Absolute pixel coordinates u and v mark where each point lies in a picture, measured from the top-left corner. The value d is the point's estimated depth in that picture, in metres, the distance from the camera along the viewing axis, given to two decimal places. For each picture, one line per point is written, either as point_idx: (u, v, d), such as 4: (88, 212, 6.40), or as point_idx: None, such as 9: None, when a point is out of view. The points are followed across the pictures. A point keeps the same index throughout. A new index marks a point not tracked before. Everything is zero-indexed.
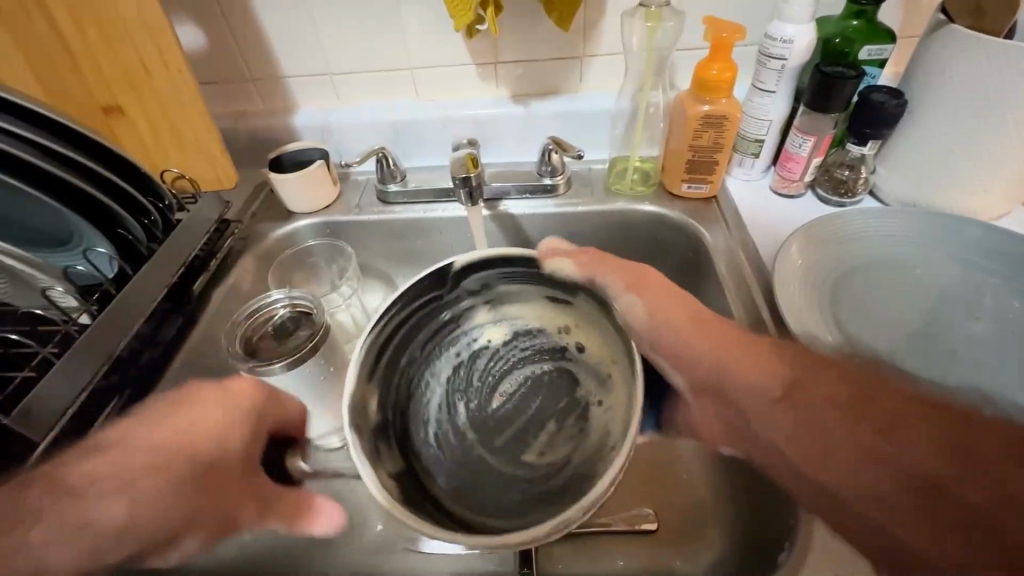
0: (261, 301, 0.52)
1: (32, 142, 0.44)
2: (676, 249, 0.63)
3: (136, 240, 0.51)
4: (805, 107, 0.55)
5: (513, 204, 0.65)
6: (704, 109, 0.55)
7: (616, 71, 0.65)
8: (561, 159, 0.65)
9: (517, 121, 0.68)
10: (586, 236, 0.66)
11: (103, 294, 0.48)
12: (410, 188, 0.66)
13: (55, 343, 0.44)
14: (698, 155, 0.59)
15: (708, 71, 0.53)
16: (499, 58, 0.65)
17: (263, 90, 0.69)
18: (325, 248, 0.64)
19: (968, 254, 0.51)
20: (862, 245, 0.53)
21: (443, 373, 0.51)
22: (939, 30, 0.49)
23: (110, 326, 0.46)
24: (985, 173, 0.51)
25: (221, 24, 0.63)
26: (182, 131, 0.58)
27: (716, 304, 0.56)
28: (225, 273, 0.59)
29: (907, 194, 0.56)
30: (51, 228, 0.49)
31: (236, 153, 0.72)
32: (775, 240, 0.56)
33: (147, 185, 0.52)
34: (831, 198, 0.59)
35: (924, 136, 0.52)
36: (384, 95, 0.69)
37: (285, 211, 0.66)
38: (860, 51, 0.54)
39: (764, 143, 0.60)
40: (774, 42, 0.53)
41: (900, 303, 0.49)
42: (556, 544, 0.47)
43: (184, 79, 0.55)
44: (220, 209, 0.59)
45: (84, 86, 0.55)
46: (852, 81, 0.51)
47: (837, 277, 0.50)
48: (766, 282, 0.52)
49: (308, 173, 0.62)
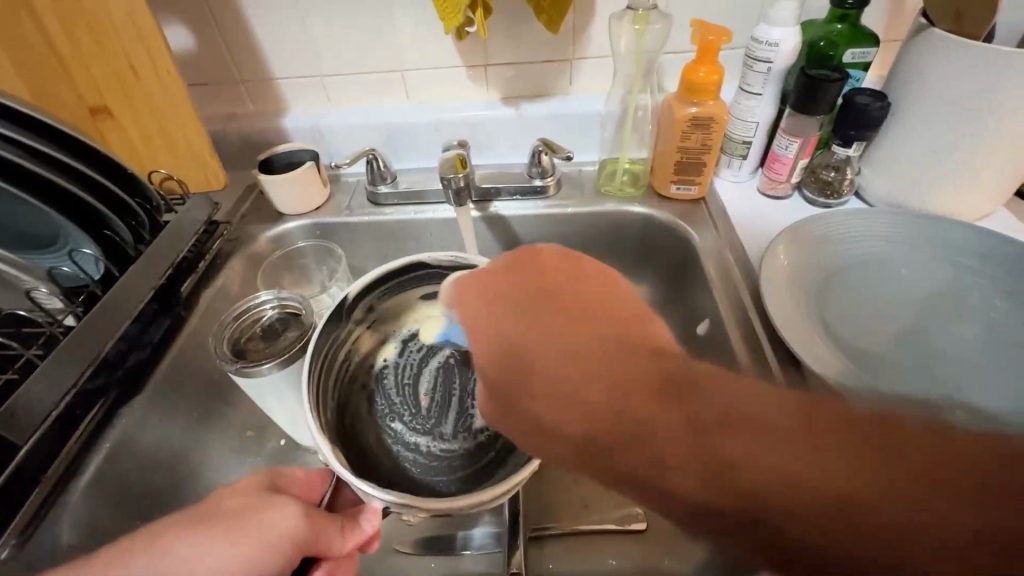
0: (250, 303, 0.52)
1: (19, 143, 0.44)
2: (665, 250, 0.64)
3: (123, 242, 0.50)
4: (791, 109, 0.56)
5: (504, 205, 0.65)
6: (692, 110, 0.55)
7: (605, 74, 0.66)
8: (551, 161, 0.65)
9: (507, 123, 0.68)
10: (576, 237, 0.67)
11: (89, 296, 0.48)
12: (401, 189, 0.66)
13: (39, 346, 0.43)
14: (687, 157, 0.59)
15: (695, 74, 0.53)
16: (489, 60, 0.65)
17: (254, 92, 0.69)
18: (315, 250, 0.63)
19: (950, 253, 0.52)
20: (844, 247, 0.53)
21: (383, 409, 0.49)
22: (921, 34, 0.50)
23: (95, 328, 0.45)
24: (967, 174, 0.52)
25: (210, 25, 0.63)
26: (170, 132, 0.58)
27: (706, 305, 0.56)
28: (214, 275, 0.58)
29: (892, 195, 0.57)
30: (36, 229, 0.48)
31: (226, 154, 0.72)
32: (763, 241, 0.57)
33: (134, 186, 0.52)
34: (817, 199, 0.60)
35: (908, 138, 0.53)
36: (375, 97, 0.69)
37: (275, 212, 0.66)
38: (845, 55, 0.55)
39: (751, 145, 0.60)
40: (760, 45, 0.53)
41: (881, 301, 0.50)
42: (547, 544, 0.47)
43: (171, 79, 0.55)
44: (209, 210, 0.59)
45: (70, 86, 0.55)
46: (837, 84, 0.52)
47: (821, 279, 0.51)
48: (753, 281, 0.52)
49: (298, 174, 0.61)
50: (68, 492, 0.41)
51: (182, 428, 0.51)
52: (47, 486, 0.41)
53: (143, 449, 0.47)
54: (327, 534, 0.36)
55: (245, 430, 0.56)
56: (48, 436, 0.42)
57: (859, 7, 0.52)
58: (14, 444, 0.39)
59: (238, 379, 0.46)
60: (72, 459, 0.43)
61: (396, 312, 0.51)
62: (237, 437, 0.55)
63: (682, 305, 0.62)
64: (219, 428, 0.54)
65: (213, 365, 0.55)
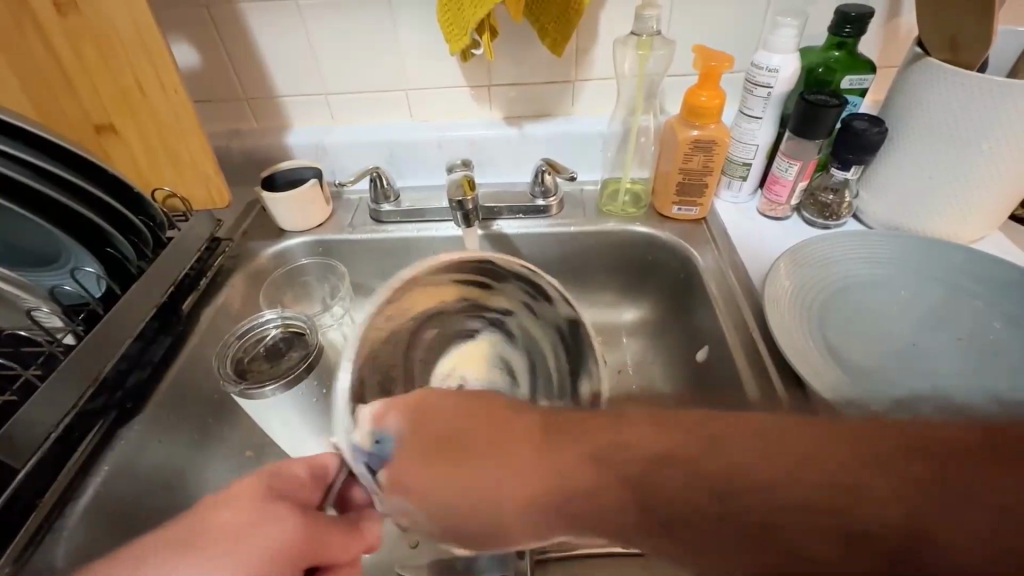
0: (254, 322, 0.52)
1: (25, 162, 0.44)
2: (667, 270, 0.64)
3: (126, 259, 0.50)
4: (790, 133, 0.57)
5: (506, 224, 0.66)
6: (694, 133, 0.56)
7: (606, 97, 0.67)
8: (554, 180, 0.66)
9: (510, 143, 0.68)
10: (578, 256, 0.67)
11: (89, 314, 0.47)
12: (404, 207, 0.67)
13: (38, 366, 0.43)
14: (688, 178, 0.60)
15: (697, 97, 0.54)
16: (492, 81, 0.66)
17: (257, 109, 0.69)
18: (317, 267, 0.63)
19: (959, 280, 0.52)
20: (843, 267, 0.54)
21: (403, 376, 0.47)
22: (917, 63, 0.51)
23: (96, 346, 0.44)
24: (966, 197, 0.53)
25: (216, 42, 0.63)
26: (173, 148, 0.58)
27: (708, 328, 0.57)
28: (215, 292, 0.58)
29: (891, 217, 0.58)
30: (37, 247, 0.48)
31: (228, 171, 0.72)
32: (764, 263, 0.57)
33: (139, 204, 0.52)
34: (816, 221, 0.61)
35: (907, 163, 0.54)
36: (379, 115, 0.70)
37: (277, 229, 0.65)
38: (843, 81, 0.56)
39: (752, 167, 0.61)
40: (760, 70, 0.55)
41: (871, 328, 0.50)
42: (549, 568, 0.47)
43: (178, 96, 0.55)
44: (211, 227, 0.59)
45: (76, 104, 0.55)
46: (835, 109, 0.53)
47: (822, 298, 0.51)
48: (756, 301, 0.53)
49: (302, 192, 0.62)
50: (66, 515, 0.40)
51: (180, 449, 0.50)
52: (44, 510, 0.40)
53: (140, 470, 0.46)
54: (325, 536, 0.35)
55: (246, 450, 0.55)
56: (46, 459, 0.41)
57: (856, 35, 0.53)
58: (12, 468, 0.38)
59: (240, 400, 0.46)
60: (68, 484, 0.42)
61: (435, 297, 0.47)
62: (236, 457, 0.55)
63: (682, 324, 0.63)
64: (220, 449, 0.54)
65: (214, 383, 0.54)
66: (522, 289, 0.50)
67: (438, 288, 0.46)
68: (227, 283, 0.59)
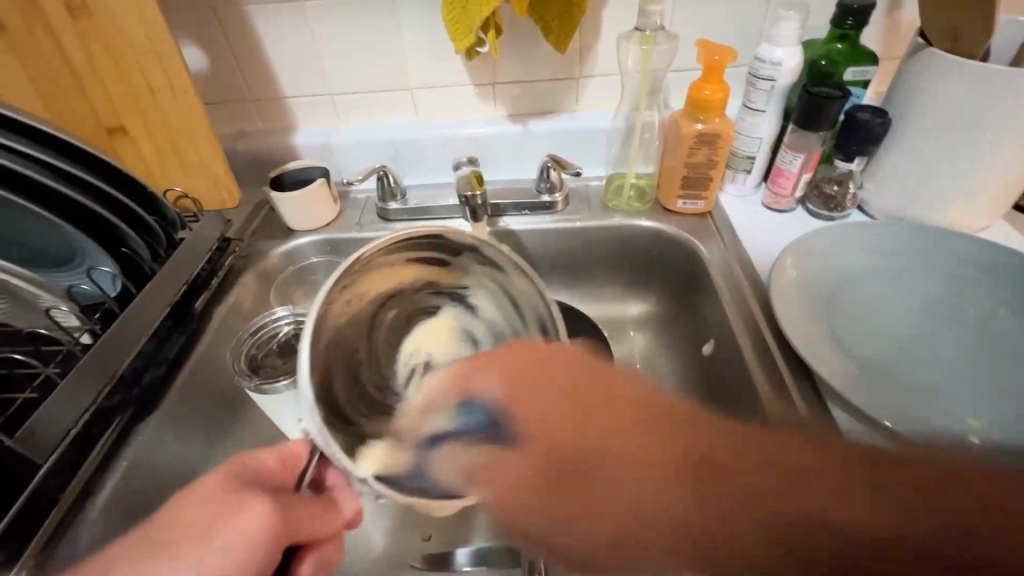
0: (266, 319, 0.53)
1: (43, 163, 0.45)
2: (672, 264, 0.65)
3: (140, 259, 0.51)
4: (794, 126, 0.57)
5: (513, 220, 0.66)
6: (698, 127, 0.57)
7: (610, 93, 0.67)
8: (559, 176, 0.66)
9: (515, 140, 0.69)
10: (583, 251, 0.68)
11: (105, 313, 0.48)
12: (411, 205, 0.67)
13: (58, 363, 0.44)
14: (693, 172, 0.60)
15: (701, 91, 0.55)
16: (496, 79, 0.67)
17: (265, 110, 0.70)
18: (325, 265, 0.66)
19: (964, 269, 0.52)
20: (853, 258, 0.55)
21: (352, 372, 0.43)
22: (919, 53, 0.51)
23: (113, 342, 0.45)
24: (971, 184, 0.53)
25: (224, 45, 0.64)
26: (184, 149, 0.59)
27: (714, 322, 0.57)
28: (226, 291, 0.58)
29: (896, 207, 0.58)
30: (54, 247, 0.49)
31: (236, 172, 0.73)
32: (769, 256, 0.58)
33: (152, 204, 0.52)
34: (820, 212, 0.61)
35: (910, 151, 0.54)
36: (385, 115, 0.70)
37: (286, 229, 0.66)
38: (845, 73, 0.57)
39: (756, 160, 0.62)
40: (763, 64, 0.55)
41: (876, 320, 0.50)
42: None
43: (188, 98, 0.56)
44: (222, 227, 0.60)
45: (89, 108, 0.56)
46: (838, 101, 0.53)
47: (827, 289, 0.52)
48: (762, 293, 0.53)
49: (310, 191, 0.62)
50: (87, 510, 0.41)
51: (194, 446, 0.50)
52: (66, 505, 0.41)
53: (157, 466, 0.47)
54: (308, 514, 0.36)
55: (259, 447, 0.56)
56: (65, 455, 0.42)
57: (858, 27, 0.54)
58: (35, 463, 0.39)
59: (254, 395, 0.47)
60: (88, 479, 0.42)
61: (382, 274, 0.45)
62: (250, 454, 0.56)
63: (688, 317, 0.63)
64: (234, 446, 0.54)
65: (227, 381, 0.55)
66: (477, 261, 0.48)
67: (399, 263, 0.45)
68: (238, 282, 0.60)
